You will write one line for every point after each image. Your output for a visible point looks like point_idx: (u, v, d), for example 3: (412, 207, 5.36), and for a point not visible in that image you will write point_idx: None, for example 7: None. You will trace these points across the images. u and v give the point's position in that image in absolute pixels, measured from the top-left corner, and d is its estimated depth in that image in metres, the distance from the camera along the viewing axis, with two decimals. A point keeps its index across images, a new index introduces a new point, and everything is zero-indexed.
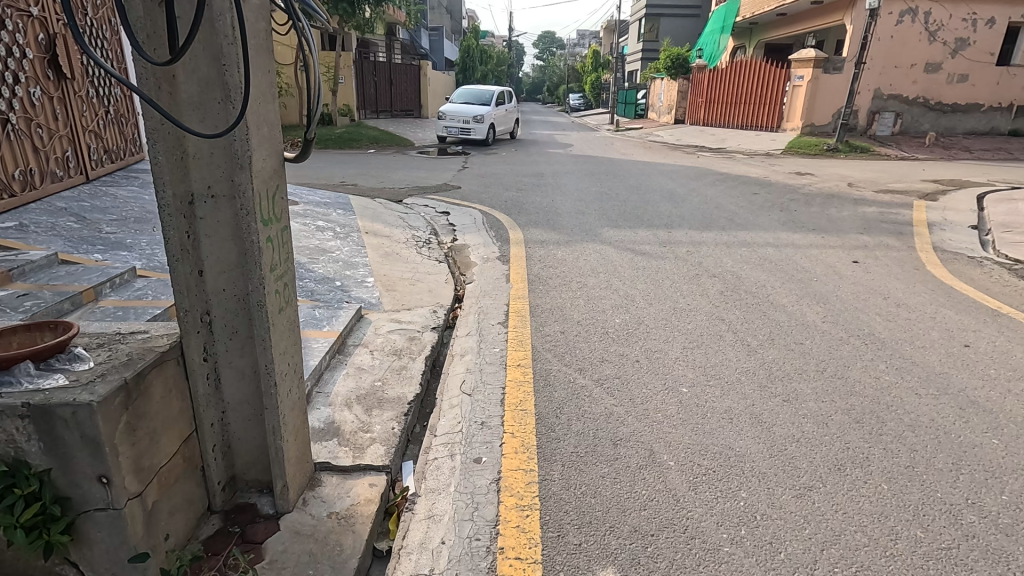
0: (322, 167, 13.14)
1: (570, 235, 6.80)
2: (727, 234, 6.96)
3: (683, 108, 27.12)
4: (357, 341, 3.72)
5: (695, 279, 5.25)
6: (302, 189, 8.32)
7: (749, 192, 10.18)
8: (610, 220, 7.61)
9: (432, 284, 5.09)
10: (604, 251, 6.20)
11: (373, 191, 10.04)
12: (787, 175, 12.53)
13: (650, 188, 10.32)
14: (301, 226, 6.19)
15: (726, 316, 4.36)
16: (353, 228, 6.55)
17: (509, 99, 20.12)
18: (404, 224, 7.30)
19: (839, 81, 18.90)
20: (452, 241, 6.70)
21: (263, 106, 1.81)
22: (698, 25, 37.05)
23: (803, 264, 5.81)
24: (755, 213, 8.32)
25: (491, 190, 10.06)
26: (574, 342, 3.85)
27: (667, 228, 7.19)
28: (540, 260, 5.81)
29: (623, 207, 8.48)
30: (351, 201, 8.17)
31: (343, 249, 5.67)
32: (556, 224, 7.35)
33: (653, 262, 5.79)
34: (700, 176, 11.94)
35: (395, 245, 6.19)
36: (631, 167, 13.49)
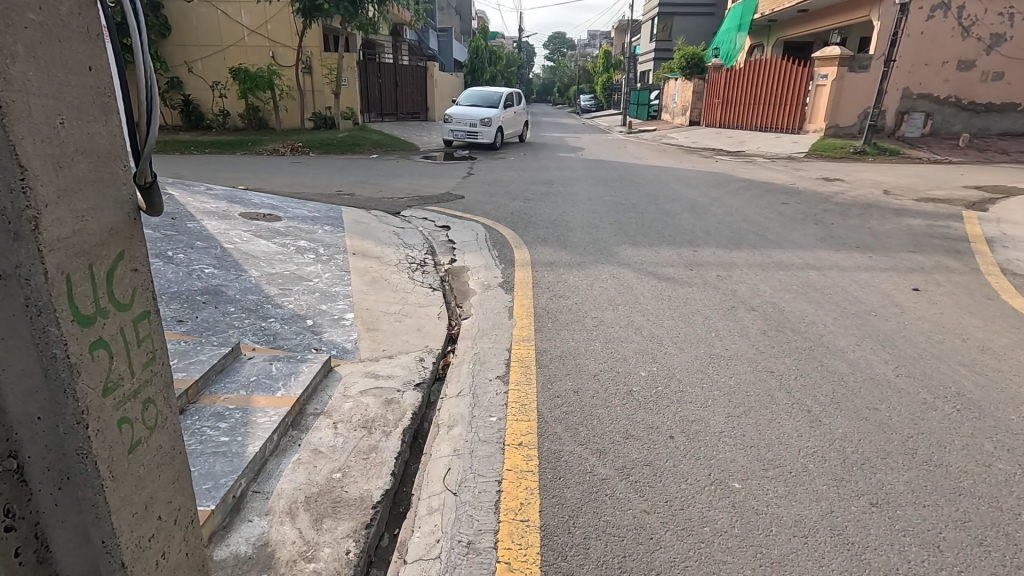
0: (319, 174, 12.50)
1: (582, 255, 6.05)
2: (760, 253, 6.18)
3: (697, 109, 26.22)
4: (318, 409, 2.97)
5: (731, 314, 4.48)
6: (291, 202, 7.67)
7: (778, 201, 9.37)
8: (628, 235, 6.86)
9: (423, 319, 4.35)
10: (622, 276, 5.45)
11: (369, 201, 9.36)
12: (815, 182, 11.71)
13: (669, 197, 9.55)
14: (280, 247, 5.50)
15: (774, 367, 3.59)
16: (339, 249, 5.85)
17: (518, 100, 19.41)
18: (399, 241, 6.60)
19: (865, 79, 17.97)
20: (449, 262, 5.99)
21: (70, 123, 1.08)
22: (712, 24, 36.12)
23: (854, 292, 5.04)
24: (788, 227, 7.52)
25: (497, 199, 9.33)
26: (590, 409, 3.08)
27: (692, 246, 6.43)
28: (548, 287, 5.07)
29: (642, 220, 7.72)
30: (344, 214, 7.50)
31: (323, 276, 4.96)
32: (567, 241, 6.60)
33: (679, 290, 5.03)
34: (721, 183, 11.13)
35: (385, 269, 5.48)
36: (646, 173, 12.71)
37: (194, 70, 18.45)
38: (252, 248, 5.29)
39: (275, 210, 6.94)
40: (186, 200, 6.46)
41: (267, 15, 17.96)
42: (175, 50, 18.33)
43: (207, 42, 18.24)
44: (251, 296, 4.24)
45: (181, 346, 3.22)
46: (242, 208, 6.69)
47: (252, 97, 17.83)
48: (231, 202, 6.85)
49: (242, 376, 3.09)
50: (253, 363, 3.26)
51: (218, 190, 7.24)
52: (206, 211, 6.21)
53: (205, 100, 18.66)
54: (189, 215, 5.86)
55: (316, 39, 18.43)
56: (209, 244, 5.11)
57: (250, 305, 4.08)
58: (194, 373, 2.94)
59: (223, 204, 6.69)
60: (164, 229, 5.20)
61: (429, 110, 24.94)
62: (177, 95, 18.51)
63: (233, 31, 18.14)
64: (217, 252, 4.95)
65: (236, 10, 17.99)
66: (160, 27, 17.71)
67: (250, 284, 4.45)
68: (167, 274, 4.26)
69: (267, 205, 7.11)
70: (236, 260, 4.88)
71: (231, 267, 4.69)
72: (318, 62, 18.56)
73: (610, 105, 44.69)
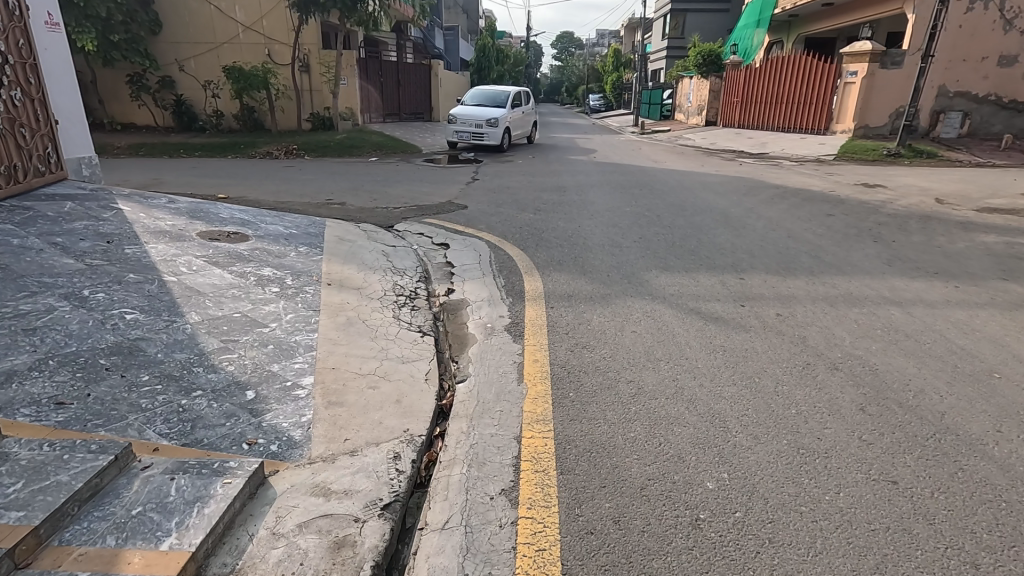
0: (311, 179, 11.53)
1: (605, 284, 5.01)
2: (821, 282, 5.11)
3: (714, 108, 25.06)
4: (226, 567, 1.94)
5: (808, 376, 3.41)
6: (267, 216, 6.70)
7: (821, 212, 8.29)
8: (656, 257, 5.83)
9: (405, 384, 3.33)
10: (657, 313, 4.40)
11: (360, 211, 8.37)
12: (855, 188, 10.58)
13: (698, 208, 8.49)
14: (238, 279, 4.49)
15: (892, 471, 2.55)
16: (314, 277, 4.85)
17: (526, 100, 18.35)
18: (387, 264, 5.60)
19: (898, 76, 16.79)
20: (445, 294, 4.98)
21: None
22: (727, 21, 34.90)
23: (957, 340, 3.94)
24: (843, 245, 6.44)
25: (504, 210, 8.29)
26: (643, 564, 2.04)
27: (736, 273, 5.38)
28: (568, 331, 4.04)
29: (671, 237, 6.66)
30: (327, 231, 6.52)
31: (286, 320, 3.95)
32: (586, 265, 5.55)
33: (733, 336, 3.98)
34: (753, 190, 10.03)
35: (367, 304, 4.48)
36: (667, 178, 11.65)
37: (186, 68, 17.55)
38: (200, 281, 4.27)
39: (245, 228, 5.96)
40: (136, 216, 5.47)
41: (262, 10, 16.97)
42: (167, 47, 17.44)
43: (199, 39, 17.32)
44: (181, 353, 3.22)
45: (40, 455, 2.19)
46: (204, 225, 5.70)
47: (246, 97, 16.90)
48: (192, 217, 5.86)
49: (119, 507, 2.06)
50: (147, 478, 2.22)
51: (180, 202, 6.24)
52: (157, 229, 5.21)
53: (198, 100, 17.75)
54: (132, 236, 4.87)
55: (314, 36, 17.35)
56: (145, 275, 4.12)
57: (173, 369, 3.05)
58: (38, 514, 1.91)
59: (182, 220, 5.70)
60: (89, 258, 4.20)
61: (433, 110, 23.94)
62: (169, 95, 17.64)
63: (227, 27, 17.19)
64: (151, 288, 3.94)
65: (229, 5, 17.06)
66: (150, 23, 16.81)
67: (186, 334, 3.44)
68: (70, 325, 3.24)
69: (236, 221, 6.13)
70: (174, 298, 3.87)
71: (162, 309, 3.67)
72: (316, 59, 17.52)
73: (620, 104, 43.56)
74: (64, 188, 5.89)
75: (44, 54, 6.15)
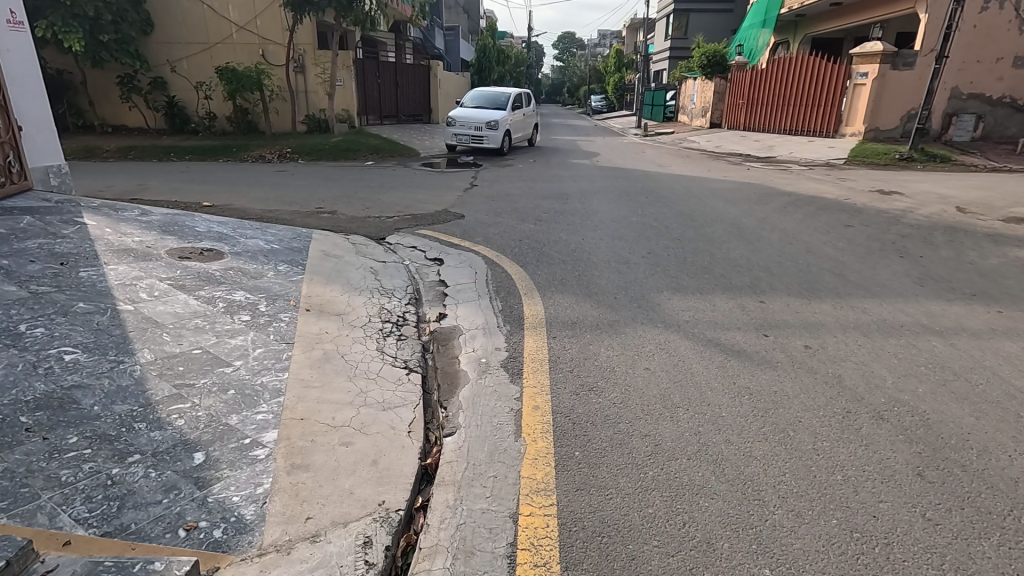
0: (302, 185, 11.10)
1: (613, 308, 4.55)
2: (850, 307, 4.64)
3: (719, 110, 24.59)
4: None
5: (850, 429, 2.95)
6: (249, 229, 6.27)
7: (839, 223, 7.82)
8: (668, 276, 5.37)
9: (385, 438, 2.87)
10: (672, 345, 3.95)
11: (351, 221, 7.93)
12: (871, 195, 10.11)
13: (708, 217, 8.04)
14: (204, 305, 4.03)
15: (970, 567, 2.09)
16: (291, 301, 4.41)
17: (527, 102, 17.91)
18: (374, 284, 5.16)
19: (911, 77, 16.34)
20: (436, 319, 4.53)
21: None
22: (731, 21, 34.42)
23: (1014, 380, 3.48)
24: (867, 261, 5.98)
25: (503, 220, 7.85)
26: None
27: (755, 295, 4.92)
28: (572, 367, 3.58)
29: (683, 252, 6.21)
30: (312, 245, 6.08)
31: (254, 356, 3.49)
32: (591, 285, 5.11)
33: (759, 374, 3.52)
34: (765, 198, 9.57)
35: (348, 334, 4.03)
36: (673, 183, 11.20)
37: (178, 69, 17.14)
38: (160, 309, 3.82)
39: (222, 243, 5.52)
40: (101, 231, 5.04)
41: (257, 9, 16.53)
42: (159, 48, 17.04)
43: (192, 39, 16.92)
44: (123, 405, 2.77)
45: None
46: (176, 241, 5.26)
47: (239, 99, 16.47)
48: (164, 232, 5.42)
49: None
50: None
51: (153, 216, 5.82)
52: (121, 248, 4.77)
53: (190, 102, 17.33)
54: (92, 256, 4.43)
55: (310, 35, 16.91)
56: (96, 304, 3.67)
57: (107, 427, 2.59)
58: None
59: (151, 236, 5.26)
60: (35, 284, 3.77)
61: (432, 112, 23.47)
62: (161, 96, 17.23)
63: (220, 27, 16.76)
64: (101, 320, 3.49)
65: (223, 4, 16.64)
66: (142, 23, 16.42)
67: (132, 379, 2.98)
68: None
69: (213, 236, 5.69)
70: (126, 331, 3.42)
71: (109, 347, 3.22)
72: (312, 60, 17.05)
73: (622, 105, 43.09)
74: (26, 200, 5.47)
75: (6, 54, 5.73)
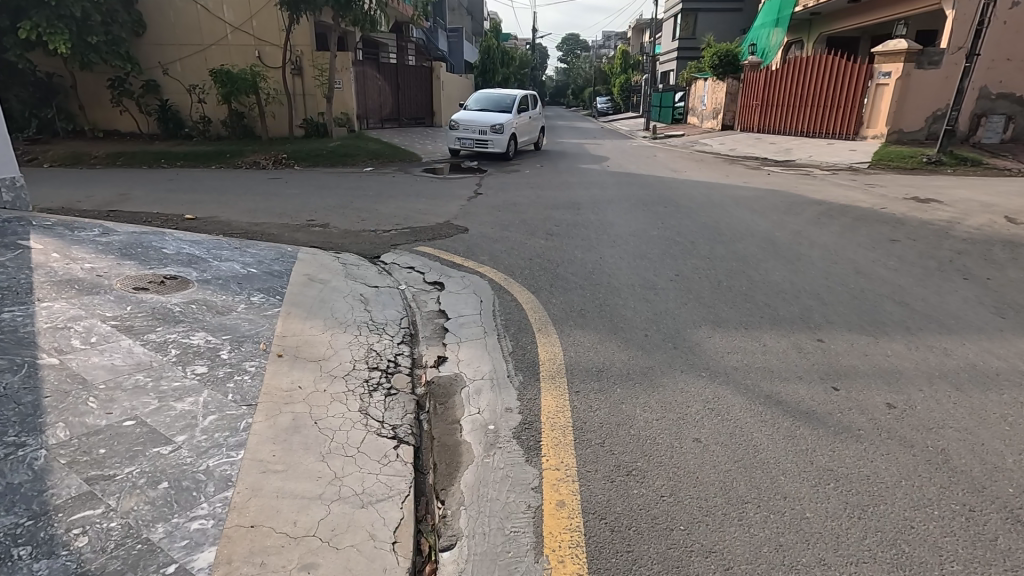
0: (295, 194, 10.43)
1: (645, 352, 3.82)
2: (928, 348, 3.88)
3: (731, 111, 23.84)
4: None
5: (982, 542, 2.21)
6: (225, 249, 5.59)
7: (883, 236, 7.05)
8: (704, 306, 4.63)
9: (361, 555, 2.16)
10: (723, 403, 3.21)
11: (344, 236, 7.26)
12: (908, 204, 9.36)
13: (736, 231, 7.29)
14: (152, 354, 3.32)
15: None
16: (261, 344, 3.69)
17: (533, 104, 17.20)
18: (363, 318, 4.47)
19: (936, 77, 15.55)
20: (433, 364, 3.81)
21: None
22: (740, 20, 33.74)
23: None
24: (929, 285, 5.23)
25: (511, 234, 7.14)
26: None
27: (809, 331, 4.18)
28: (602, 439, 2.85)
29: (716, 274, 5.48)
30: (296, 267, 5.39)
31: (202, 427, 2.77)
32: (616, 318, 4.39)
33: (839, 449, 2.79)
34: (794, 207, 8.82)
35: (326, 389, 3.31)
36: (691, 191, 10.46)
37: (171, 72, 16.54)
38: (94, 361, 3.12)
39: (190, 267, 4.84)
40: (46, 257, 4.37)
41: (252, 9, 15.92)
42: (152, 50, 16.46)
43: (186, 41, 16.33)
44: (7, 517, 2.08)
45: None
46: (135, 266, 4.58)
47: (234, 103, 15.83)
48: (123, 255, 4.75)
49: None
50: None
51: (115, 237, 5.15)
52: (66, 278, 4.10)
53: (183, 106, 16.71)
54: (25, 291, 3.77)
55: (307, 36, 16.23)
56: (11, 359, 2.99)
57: None
58: None
59: (106, 261, 4.58)
60: None
61: (436, 115, 22.87)
62: (153, 100, 16.63)
63: (215, 28, 16.17)
64: (10, 382, 2.80)
65: (217, 4, 16.04)
66: (134, 25, 15.84)
67: (29, 473, 2.29)
68: None
69: (181, 259, 5.02)
70: (39, 397, 2.73)
71: (10, 425, 2.53)
72: (309, 62, 16.39)
73: (628, 107, 42.33)
74: None
75: None
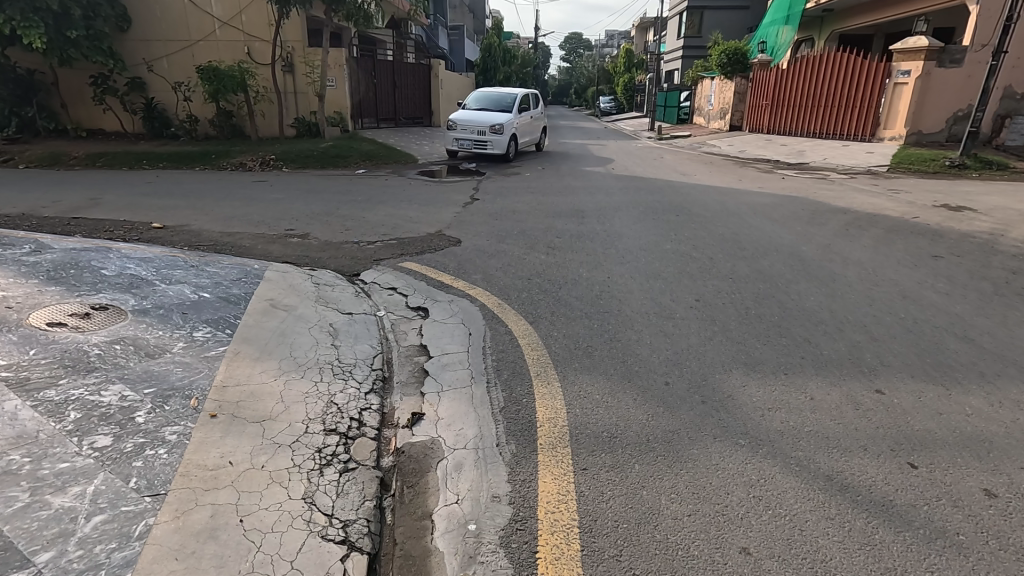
0: (278, 198, 9.74)
1: (668, 408, 3.11)
2: (1014, 404, 3.16)
3: (738, 111, 23.11)
4: None
5: None
6: (179, 268, 4.88)
7: (922, 252, 6.33)
8: (734, 344, 3.91)
9: None
10: (772, 489, 2.50)
11: (322, 249, 6.55)
12: (940, 213, 8.62)
13: (759, 244, 6.56)
14: (41, 421, 2.62)
15: None
16: (192, 399, 2.97)
17: (534, 104, 16.48)
18: (327, 357, 3.76)
19: (958, 75, 14.79)
20: (405, 422, 3.09)
21: None
22: (747, 19, 32.99)
23: None
24: (992, 314, 4.50)
25: (509, 247, 6.44)
26: None
27: (864, 378, 3.46)
28: (618, 552, 2.15)
29: (742, 300, 4.76)
30: (258, 290, 4.68)
31: (80, 537, 2.07)
32: (629, 360, 3.68)
33: (939, 570, 2.07)
34: (816, 216, 8.11)
35: (265, 465, 2.59)
36: (704, 197, 9.75)
37: (157, 68, 15.86)
38: None
39: (128, 293, 4.13)
40: None
41: (241, 3, 15.22)
42: (136, 46, 15.78)
43: (172, 36, 15.64)
44: None
45: None
46: (59, 293, 3.90)
47: (221, 101, 15.13)
48: (48, 280, 4.06)
49: None
50: None
51: (47, 258, 4.48)
52: None
53: (170, 104, 16.02)
54: None
55: (298, 31, 15.57)
56: None
57: None
58: None
59: (26, 288, 3.90)
60: None
61: (435, 114, 22.18)
62: (138, 98, 15.96)
63: (203, 23, 15.48)
64: None
65: None
66: (117, 19, 15.15)
67: None
68: None
69: (121, 281, 4.31)
70: None
71: None
72: (301, 58, 15.73)
73: (632, 106, 41.56)
74: None
75: None
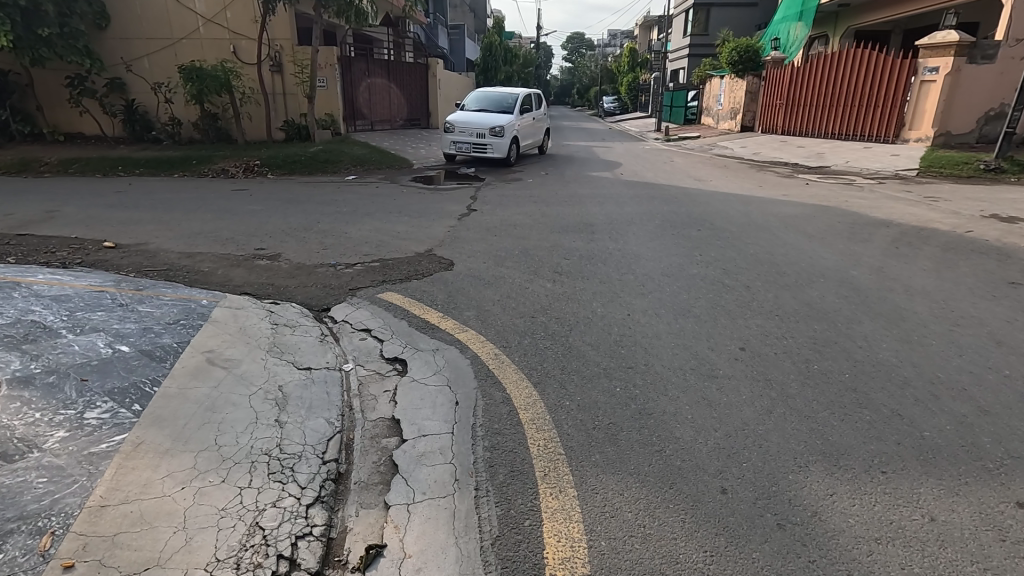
0: (255, 209, 8.84)
1: (732, 543, 2.17)
2: None
3: (750, 112, 22.15)
4: None
5: None
6: (100, 309, 3.97)
7: (995, 277, 5.36)
8: (805, 422, 2.95)
9: None
10: None
11: (292, 273, 5.64)
12: (993, 225, 7.66)
13: (800, 267, 5.63)
14: None
15: None
16: (43, 538, 2.08)
17: (537, 104, 15.55)
18: (264, 442, 2.81)
19: (991, 73, 13.81)
20: (355, 563, 2.15)
21: None
22: (755, 15, 32.06)
23: None
24: None
25: (508, 272, 5.52)
26: None
27: (998, 482, 2.50)
28: None
29: (799, 348, 3.81)
30: (195, 337, 3.75)
31: None
32: (668, 449, 2.73)
33: None
34: (856, 230, 7.16)
35: None
36: (724, 206, 8.82)
37: (137, 69, 14.98)
38: None
39: (15, 351, 3.24)
40: None
41: None
42: (116, 45, 14.90)
43: (153, 35, 14.76)
44: None
45: None
46: None
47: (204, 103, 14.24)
48: None
49: None
50: None
51: None
52: None
53: (151, 106, 15.17)
54: None
55: (287, 28, 14.69)
56: None
57: None
58: None
59: None
60: None
61: (432, 115, 21.26)
62: (118, 100, 15.11)
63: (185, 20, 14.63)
64: None
65: None
66: (95, 16, 14.28)
67: None
68: None
69: (13, 334, 3.44)
70: None
71: None
72: (290, 57, 14.85)
73: (637, 106, 40.53)
74: None
75: None
